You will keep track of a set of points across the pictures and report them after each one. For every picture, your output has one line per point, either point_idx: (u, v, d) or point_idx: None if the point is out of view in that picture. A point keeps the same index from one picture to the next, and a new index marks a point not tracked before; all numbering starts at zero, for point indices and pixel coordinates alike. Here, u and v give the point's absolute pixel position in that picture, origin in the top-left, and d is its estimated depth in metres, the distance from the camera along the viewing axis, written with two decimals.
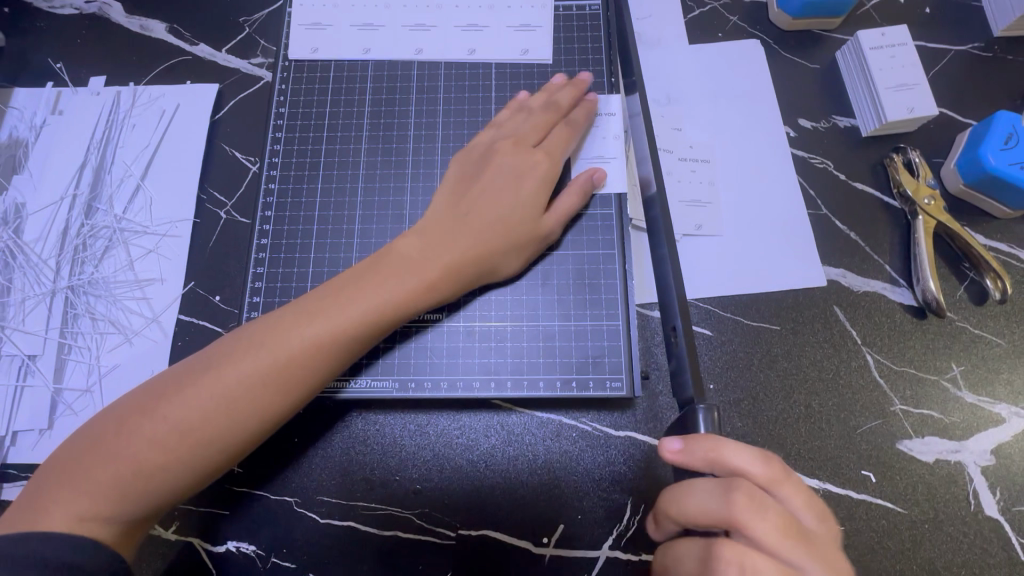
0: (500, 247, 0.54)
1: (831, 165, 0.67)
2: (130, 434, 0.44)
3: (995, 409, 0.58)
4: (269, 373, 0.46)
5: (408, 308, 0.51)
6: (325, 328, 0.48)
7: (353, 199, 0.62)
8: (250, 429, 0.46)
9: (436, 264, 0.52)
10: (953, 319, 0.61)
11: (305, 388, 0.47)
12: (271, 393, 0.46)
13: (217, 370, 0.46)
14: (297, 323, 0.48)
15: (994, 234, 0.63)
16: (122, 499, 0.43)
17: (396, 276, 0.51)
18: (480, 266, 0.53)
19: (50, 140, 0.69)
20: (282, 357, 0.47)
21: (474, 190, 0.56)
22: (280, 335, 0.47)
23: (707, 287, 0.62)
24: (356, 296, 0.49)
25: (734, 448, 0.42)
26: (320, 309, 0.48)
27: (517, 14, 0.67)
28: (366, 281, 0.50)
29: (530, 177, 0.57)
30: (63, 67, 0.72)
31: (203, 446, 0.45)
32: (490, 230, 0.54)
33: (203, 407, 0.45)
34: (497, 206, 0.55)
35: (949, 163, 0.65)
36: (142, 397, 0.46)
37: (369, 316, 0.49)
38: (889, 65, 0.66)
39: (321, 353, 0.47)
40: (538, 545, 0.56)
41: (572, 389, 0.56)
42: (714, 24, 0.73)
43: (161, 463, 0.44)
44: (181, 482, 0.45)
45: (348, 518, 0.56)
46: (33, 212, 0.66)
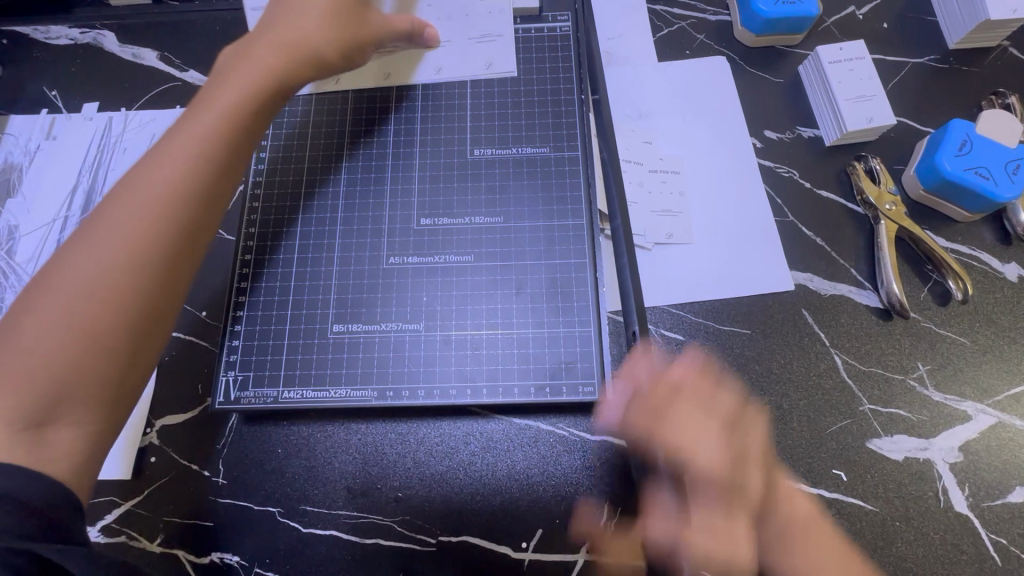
0: (326, 35, 0.58)
1: (797, 174, 0.69)
2: (25, 319, 0.44)
3: (962, 407, 0.59)
4: (150, 207, 0.47)
5: (266, 93, 0.54)
6: (204, 125, 0.51)
7: (334, 215, 0.64)
8: (148, 259, 0.46)
9: (269, 45, 0.56)
10: (918, 320, 0.62)
11: (194, 192, 0.49)
12: (163, 211, 0.48)
13: (91, 247, 0.46)
14: (163, 152, 0.50)
15: (954, 237, 0.66)
16: (32, 391, 0.42)
17: (246, 74, 0.54)
18: (306, 50, 0.57)
19: (44, 165, 0.71)
20: (151, 198, 0.48)
21: (260, 27, 0.58)
22: (147, 177, 0.49)
23: (679, 294, 0.64)
24: (235, 88, 0.53)
25: (650, 360, 0.55)
26: (182, 131, 0.51)
27: (477, 26, 0.70)
28: (220, 90, 0.53)
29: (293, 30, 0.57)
30: (57, 95, 0.75)
31: (96, 348, 0.44)
32: (293, 27, 0.57)
33: (91, 291, 0.45)
34: (311, 17, 0.57)
35: (909, 170, 0.67)
36: (29, 293, 0.45)
37: (239, 103, 0.53)
38: (848, 78, 0.69)
39: (193, 164, 0.49)
40: (517, 550, 0.57)
41: (547, 394, 0.58)
42: (681, 42, 0.76)
43: (60, 348, 0.44)
44: (85, 367, 0.44)
45: (331, 526, 0.57)
46: (26, 234, 0.68)
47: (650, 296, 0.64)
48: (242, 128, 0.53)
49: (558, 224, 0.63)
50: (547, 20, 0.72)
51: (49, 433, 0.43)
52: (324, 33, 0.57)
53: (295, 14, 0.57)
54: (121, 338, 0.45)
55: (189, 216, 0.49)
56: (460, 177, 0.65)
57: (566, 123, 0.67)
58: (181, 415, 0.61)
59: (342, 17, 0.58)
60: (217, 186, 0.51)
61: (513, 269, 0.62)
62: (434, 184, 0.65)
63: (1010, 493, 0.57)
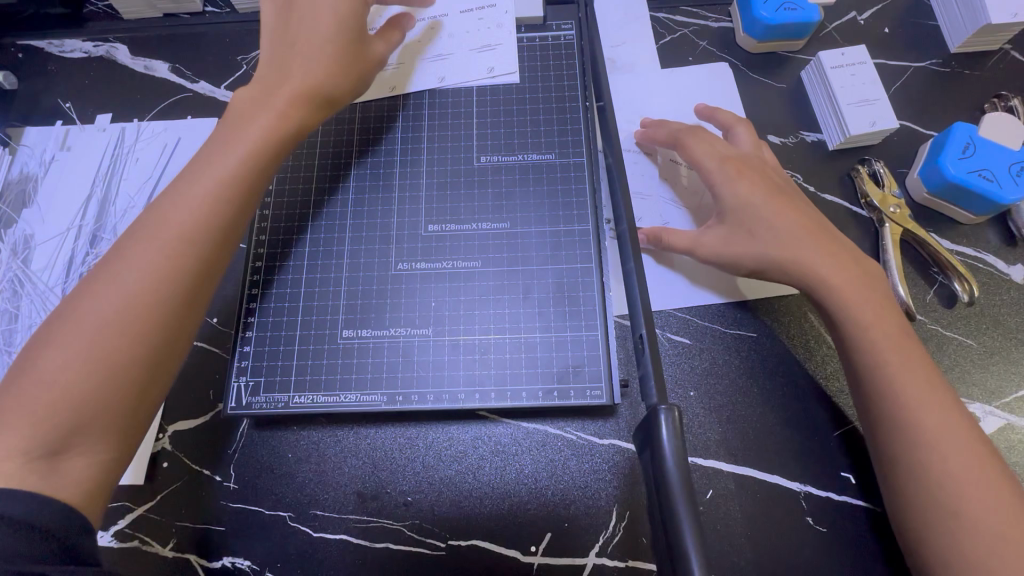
0: (339, 75, 0.58)
1: (801, 178, 0.69)
2: (44, 352, 0.44)
3: (970, 409, 0.59)
4: (168, 247, 0.48)
5: (280, 133, 0.55)
6: (220, 166, 0.52)
7: (343, 222, 0.65)
8: (166, 295, 0.47)
9: (286, 84, 0.56)
10: (925, 322, 0.62)
11: (210, 231, 0.49)
12: (178, 255, 0.48)
13: (109, 282, 0.46)
14: (180, 192, 0.50)
15: (959, 239, 0.66)
16: (49, 423, 0.42)
17: (260, 116, 0.55)
18: (314, 88, 0.57)
19: (58, 175, 0.73)
20: (174, 234, 0.48)
21: (271, 62, 0.58)
22: (164, 216, 0.49)
23: (685, 297, 0.65)
24: (251, 129, 0.54)
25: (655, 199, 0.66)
26: (197, 171, 0.52)
27: (473, 36, 0.71)
28: (236, 131, 0.54)
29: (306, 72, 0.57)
30: (72, 107, 0.77)
31: (111, 380, 0.44)
32: (306, 66, 0.57)
33: (111, 326, 0.45)
34: (320, 54, 0.57)
35: (912, 173, 0.68)
36: (48, 329, 0.45)
37: (257, 145, 0.53)
38: (850, 82, 0.69)
39: (210, 204, 0.50)
40: (526, 554, 0.57)
41: (554, 399, 0.58)
42: (684, 49, 0.77)
43: (77, 383, 0.43)
44: (102, 399, 0.44)
45: (341, 530, 0.58)
46: (41, 243, 0.69)
47: (656, 300, 0.65)
48: (257, 168, 0.53)
49: (564, 229, 0.64)
50: (551, 29, 0.73)
51: (62, 464, 0.42)
52: (332, 72, 0.58)
53: (303, 51, 0.57)
54: (138, 371, 0.45)
55: (207, 255, 0.49)
56: (467, 184, 0.66)
57: (571, 130, 0.68)
58: (192, 421, 0.62)
59: (347, 54, 0.59)
60: (232, 225, 0.51)
61: (520, 274, 0.62)
62: (441, 191, 0.66)
63: None
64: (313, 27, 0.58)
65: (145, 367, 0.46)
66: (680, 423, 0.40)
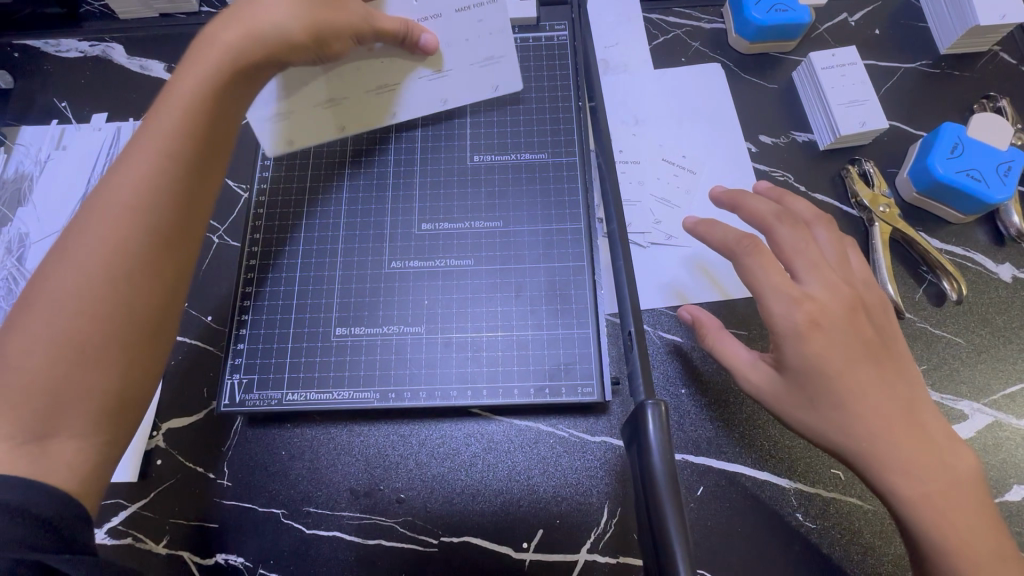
0: (285, 7, 0.53)
1: (792, 177, 0.70)
2: (8, 335, 0.42)
3: (959, 406, 0.60)
4: (119, 218, 0.45)
5: (231, 84, 0.52)
6: (168, 128, 0.49)
7: (336, 220, 0.66)
8: (128, 270, 0.45)
9: (229, 28, 0.52)
10: (914, 320, 0.63)
11: (167, 195, 0.47)
12: (136, 220, 0.46)
13: (67, 258, 0.44)
14: (128, 159, 0.47)
15: (949, 238, 0.66)
16: (24, 409, 0.41)
17: (202, 73, 0.51)
18: (260, 25, 0.52)
19: (54, 174, 0.73)
20: (127, 202, 0.46)
21: (214, 17, 0.54)
22: (115, 185, 0.46)
23: (676, 296, 0.65)
24: (199, 83, 0.50)
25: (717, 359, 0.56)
26: (145, 137, 0.48)
27: None
28: (182, 87, 0.50)
29: (254, 14, 0.53)
30: (67, 106, 0.77)
31: (78, 358, 0.42)
32: (253, 10, 0.53)
33: (73, 300, 0.43)
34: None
35: (902, 173, 0.68)
36: (8, 318, 0.43)
37: (207, 99, 0.50)
38: (840, 83, 0.70)
39: (160, 169, 0.47)
40: (518, 550, 0.57)
41: (546, 396, 0.59)
42: (676, 50, 0.77)
43: (46, 362, 0.42)
44: (71, 374, 0.42)
45: (334, 528, 0.58)
46: (35, 242, 0.70)
47: (648, 298, 0.65)
48: (208, 128, 0.50)
49: (556, 228, 0.64)
50: (545, 29, 0.74)
51: (50, 447, 0.41)
52: (280, 9, 0.53)
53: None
54: (106, 341, 0.44)
55: (168, 222, 0.47)
56: (460, 183, 0.67)
57: (564, 129, 0.69)
58: (186, 418, 0.62)
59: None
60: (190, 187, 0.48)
61: (513, 272, 0.63)
62: (434, 190, 0.66)
63: (1008, 492, 0.57)
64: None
65: (114, 339, 0.44)
66: (667, 417, 0.40)
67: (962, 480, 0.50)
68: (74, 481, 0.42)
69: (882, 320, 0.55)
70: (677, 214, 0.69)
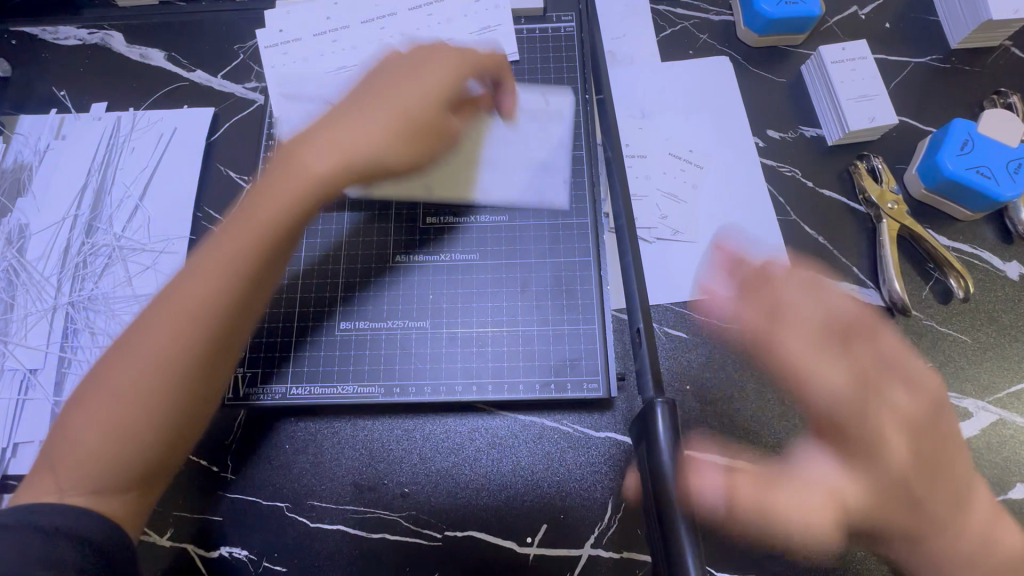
0: (387, 142, 0.52)
1: (800, 173, 0.70)
2: (78, 413, 0.45)
3: (963, 404, 0.60)
4: (178, 322, 0.45)
5: (313, 196, 0.49)
6: (245, 233, 0.48)
7: (339, 212, 0.65)
8: (179, 373, 0.45)
9: (321, 142, 0.50)
10: (920, 317, 0.63)
11: (222, 298, 0.46)
12: (190, 332, 0.45)
13: (132, 344, 0.45)
14: (204, 255, 0.47)
15: (956, 235, 0.66)
16: (70, 477, 0.43)
17: (294, 175, 0.49)
18: (361, 162, 0.51)
19: (53, 164, 0.72)
20: (189, 307, 0.45)
21: (332, 116, 0.52)
22: (184, 288, 0.46)
23: (681, 291, 0.65)
24: (284, 187, 0.49)
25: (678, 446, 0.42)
26: (219, 239, 0.48)
27: (476, 19, 0.72)
28: (260, 193, 0.49)
29: (360, 129, 0.51)
30: (66, 95, 0.76)
31: (121, 442, 0.44)
32: (358, 128, 0.51)
33: (129, 395, 0.44)
34: (374, 126, 0.51)
35: (910, 169, 0.68)
36: (83, 384, 0.46)
37: (283, 211, 0.48)
38: (850, 78, 0.69)
39: (229, 276, 0.46)
40: (522, 545, 0.57)
41: (551, 391, 0.59)
42: (684, 43, 0.76)
43: (105, 446, 0.44)
44: (114, 456, 0.44)
45: (338, 521, 0.58)
46: (35, 233, 0.69)
47: (654, 294, 0.65)
48: (286, 235, 0.49)
49: (562, 222, 0.64)
50: (552, 21, 0.73)
51: (95, 500, 0.44)
52: (398, 148, 0.52)
53: (355, 116, 0.52)
54: (147, 434, 0.44)
55: (221, 326, 0.46)
56: None
57: (571, 123, 0.68)
58: None
59: (428, 88, 0.53)
60: (250, 297, 0.47)
61: (518, 267, 0.63)
62: None
63: (1010, 490, 0.57)
64: (404, 77, 0.54)
65: (152, 432, 0.44)
66: (674, 415, 0.41)
67: (968, 522, 0.51)
68: (119, 509, 0.44)
69: (885, 344, 0.55)
70: (682, 210, 0.68)
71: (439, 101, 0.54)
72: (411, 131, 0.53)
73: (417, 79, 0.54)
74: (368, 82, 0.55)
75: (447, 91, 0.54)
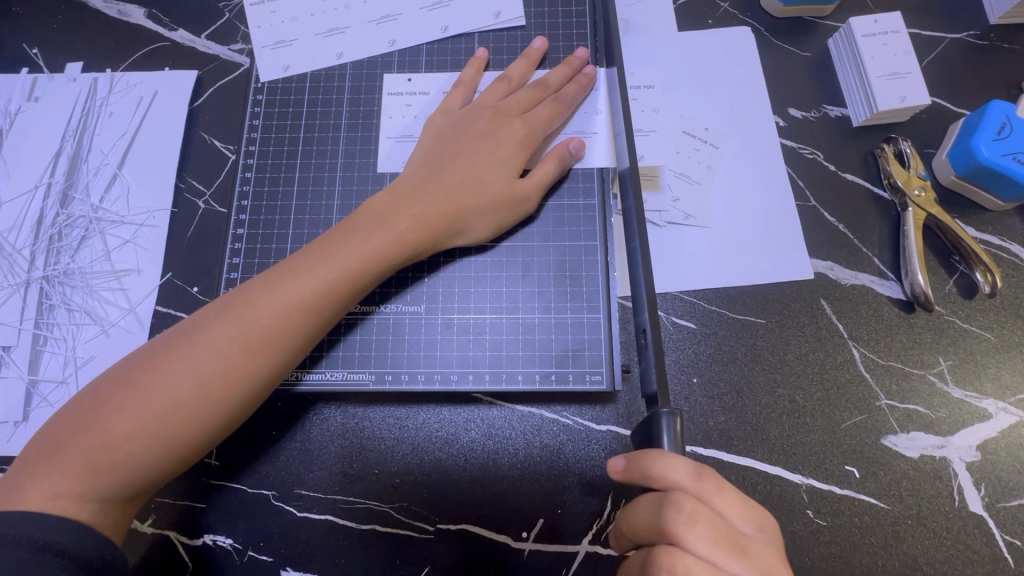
0: (476, 205, 0.55)
1: (821, 155, 0.65)
2: (115, 401, 0.46)
3: (982, 405, 0.57)
4: (243, 346, 0.47)
5: (392, 259, 0.52)
6: (318, 278, 0.50)
7: (331, 188, 0.62)
8: (233, 398, 0.47)
9: (412, 208, 0.54)
10: (941, 313, 0.60)
11: (286, 336, 0.48)
12: (253, 361, 0.47)
13: (187, 356, 0.47)
14: (272, 287, 0.49)
15: (984, 226, 0.62)
16: (90, 482, 0.44)
17: (382, 231, 0.52)
18: (443, 222, 0.54)
19: (25, 128, 0.67)
20: (257, 334, 0.48)
21: (415, 176, 0.56)
22: (254, 310, 0.48)
23: (692, 279, 0.61)
24: (365, 236, 0.52)
25: (665, 462, 0.40)
26: (297, 272, 0.50)
27: None
28: (348, 239, 0.52)
29: (465, 188, 0.55)
30: (38, 53, 0.71)
31: (155, 452, 0.45)
32: (459, 190, 0.55)
33: (176, 403, 0.46)
34: (463, 190, 0.55)
35: (941, 155, 0.63)
36: (116, 379, 0.47)
37: (366, 263, 0.51)
38: (881, 53, 0.64)
39: (303, 314, 0.49)
40: (517, 540, 0.55)
41: (552, 383, 0.56)
42: (703, 11, 0.71)
43: (136, 449, 0.45)
44: (142, 464, 0.45)
45: (326, 511, 0.56)
46: (6, 201, 0.65)
47: (663, 282, 0.61)
48: (357, 285, 0.51)
49: (568, 203, 0.60)
50: None
51: (85, 504, 0.44)
52: (473, 200, 0.55)
53: (447, 181, 0.55)
54: (182, 453, 0.46)
55: (278, 363, 0.48)
56: None
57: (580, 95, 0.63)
58: None
59: (501, 145, 0.57)
60: (312, 335, 0.50)
61: (520, 250, 0.59)
62: None
63: None
64: (479, 136, 0.57)
65: (189, 451, 0.47)
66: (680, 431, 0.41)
67: None
68: (98, 518, 0.45)
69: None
70: (694, 192, 0.64)
71: (508, 164, 0.57)
72: (499, 189, 0.56)
73: (492, 140, 0.57)
74: (446, 138, 0.58)
75: (518, 160, 0.57)
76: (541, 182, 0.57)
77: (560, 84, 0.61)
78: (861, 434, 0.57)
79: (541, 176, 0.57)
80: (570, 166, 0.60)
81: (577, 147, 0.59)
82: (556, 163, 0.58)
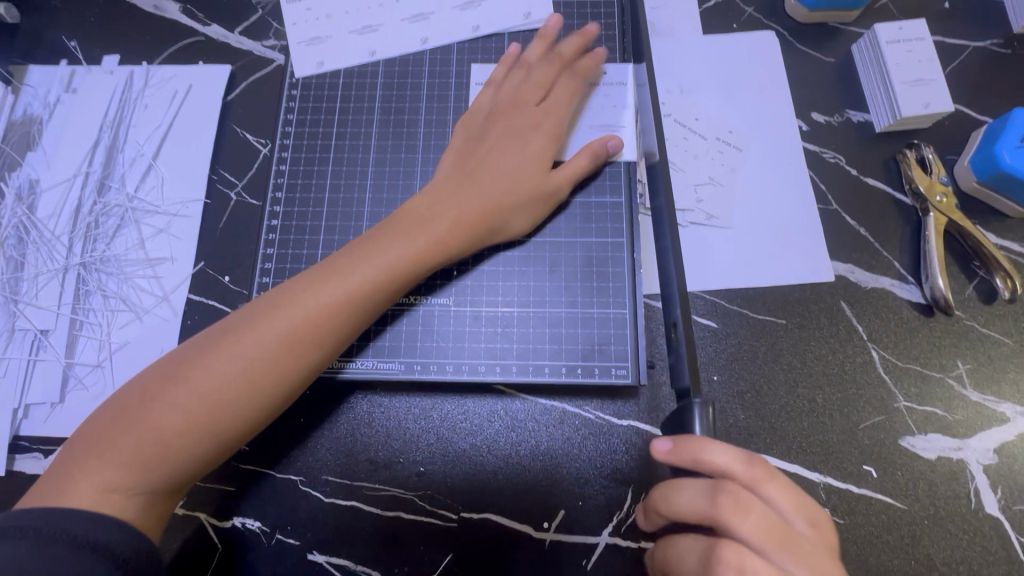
0: (511, 202, 0.56)
1: (843, 159, 0.66)
2: (163, 393, 0.47)
3: (1000, 408, 0.58)
4: (287, 342, 0.49)
5: (429, 259, 0.53)
6: (360, 277, 0.51)
7: (363, 181, 0.63)
8: (277, 391, 0.48)
9: (449, 214, 0.54)
10: (961, 317, 0.60)
11: (330, 333, 0.50)
12: (297, 356, 0.49)
13: (232, 351, 0.48)
14: (316, 285, 0.50)
15: (1005, 232, 0.63)
16: (139, 474, 0.46)
17: (420, 231, 0.53)
18: (478, 220, 0.55)
19: (64, 118, 0.69)
20: (301, 329, 0.49)
21: (449, 180, 0.57)
22: (298, 306, 0.49)
23: (714, 279, 0.62)
24: (403, 237, 0.53)
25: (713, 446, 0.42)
26: (338, 271, 0.51)
27: None
28: (387, 240, 0.53)
29: (501, 187, 0.56)
30: (77, 46, 0.72)
31: (202, 446, 0.47)
32: (495, 190, 0.56)
33: (222, 396, 0.47)
34: (499, 185, 0.56)
35: (963, 161, 0.64)
36: (162, 372, 0.48)
37: (405, 263, 0.52)
38: (906, 59, 0.65)
39: (344, 312, 0.50)
40: (538, 530, 0.56)
41: (577, 376, 0.57)
42: (728, 15, 0.72)
43: (184, 441, 0.46)
44: (190, 457, 0.47)
45: (351, 497, 0.57)
46: (46, 189, 0.67)
47: (687, 281, 0.62)
48: (397, 285, 0.52)
49: (595, 201, 0.61)
50: None
51: (128, 499, 0.45)
52: (507, 200, 0.56)
53: (482, 182, 0.56)
54: (227, 445, 0.48)
55: (320, 359, 0.50)
56: None
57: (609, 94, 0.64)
58: None
59: (533, 140, 0.58)
60: (352, 331, 0.51)
61: (549, 244, 0.60)
62: None
63: None
64: (508, 132, 0.59)
65: (233, 443, 0.48)
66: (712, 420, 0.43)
67: None
68: (141, 514, 0.46)
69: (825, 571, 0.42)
70: (718, 192, 0.65)
71: (538, 158, 0.58)
72: (537, 185, 0.57)
73: (520, 136, 0.59)
74: (478, 137, 0.59)
75: (551, 155, 0.59)
76: (574, 175, 0.59)
77: (584, 81, 0.63)
78: (880, 433, 0.57)
79: (575, 168, 0.59)
80: (602, 163, 0.61)
81: (615, 146, 0.61)
82: (590, 156, 0.59)
